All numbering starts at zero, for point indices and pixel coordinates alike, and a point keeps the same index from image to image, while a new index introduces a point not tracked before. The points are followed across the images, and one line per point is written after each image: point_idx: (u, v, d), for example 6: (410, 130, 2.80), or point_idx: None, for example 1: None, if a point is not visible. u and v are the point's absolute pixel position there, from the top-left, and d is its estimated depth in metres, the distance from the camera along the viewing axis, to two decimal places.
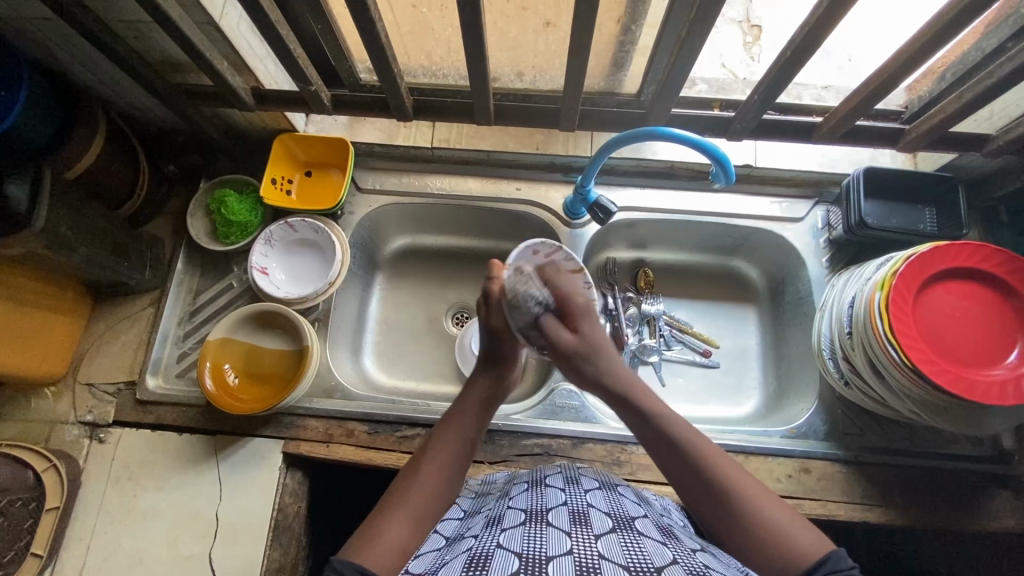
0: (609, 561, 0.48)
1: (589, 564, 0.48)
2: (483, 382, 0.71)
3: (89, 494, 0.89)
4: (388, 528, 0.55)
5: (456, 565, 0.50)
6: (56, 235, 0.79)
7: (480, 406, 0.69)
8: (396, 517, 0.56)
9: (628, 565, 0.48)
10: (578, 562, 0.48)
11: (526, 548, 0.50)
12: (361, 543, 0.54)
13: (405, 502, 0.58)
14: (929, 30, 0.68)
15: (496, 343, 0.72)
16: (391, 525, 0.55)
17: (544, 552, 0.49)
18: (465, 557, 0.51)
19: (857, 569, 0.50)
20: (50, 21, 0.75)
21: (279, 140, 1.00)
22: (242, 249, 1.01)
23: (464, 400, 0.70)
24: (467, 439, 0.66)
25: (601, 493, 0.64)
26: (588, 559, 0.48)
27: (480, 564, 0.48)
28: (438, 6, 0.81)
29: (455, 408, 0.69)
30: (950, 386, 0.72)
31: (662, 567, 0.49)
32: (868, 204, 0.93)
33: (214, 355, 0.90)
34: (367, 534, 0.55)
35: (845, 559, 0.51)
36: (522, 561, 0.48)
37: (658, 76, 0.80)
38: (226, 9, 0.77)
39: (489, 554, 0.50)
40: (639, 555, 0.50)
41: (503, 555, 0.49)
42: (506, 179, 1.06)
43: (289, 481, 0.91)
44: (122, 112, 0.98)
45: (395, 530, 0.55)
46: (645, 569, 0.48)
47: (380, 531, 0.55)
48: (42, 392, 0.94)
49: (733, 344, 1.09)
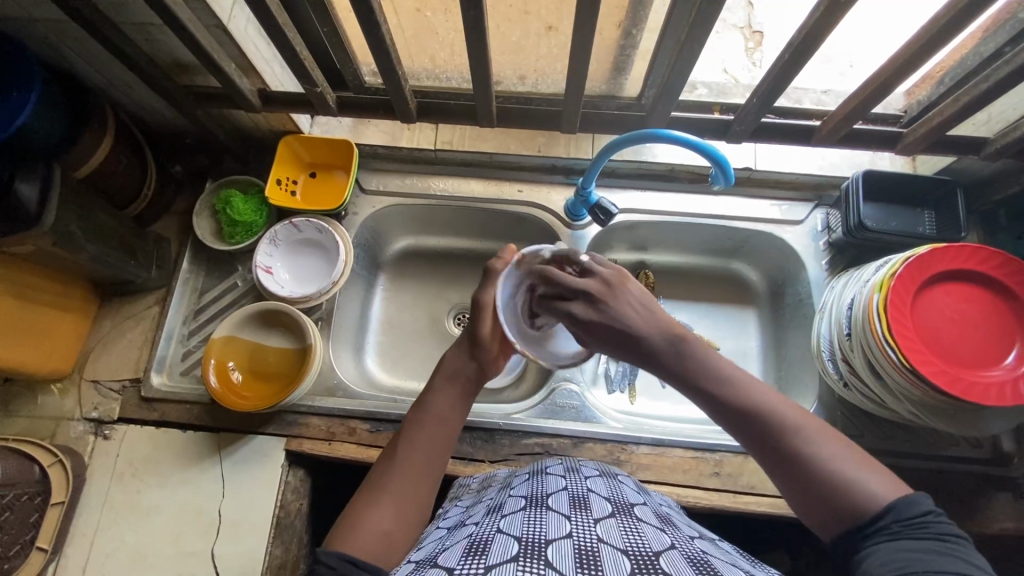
0: (608, 544, 0.49)
1: (588, 547, 0.48)
2: (452, 357, 0.69)
3: (94, 490, 0.90)
4: (371, 514, 0.56)
5: (457, 548, 0.51)
6: (65, 233, 0.80)
7: (450, 379, 0.67)
8: (378, 504, 0.57)
9: (627, 549, 0.49)
10: (577, 545, 0.48)
11: (526, 532, 0.50)
12: (344, 531, 0.55)
13: (386, 487, 0.59)
14: (924, 35, 0.69)
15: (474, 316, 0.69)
16: (374, 511, 0.56)
17: (544, 534, 0.50)
18: (466, 542, 0.52)
19: (933, 514, 0.46)
20: (61, 23, 0.76)
21: (285, 141, 1.01)
22: (247, 249, 1.02)
23: (437, 378, 0.68)
24: (445, 417, 0.65)
25: (600, 480, 0.65)
26: (588, 543, 0.49)
27: (480, 547, 0.49)
28: (442, 10, 0.83)
29: (428, 389, 0.67)
30: (948, 387, 0.73)
31: (661, 551, 0.49)
32: (867, 206, 0.94)
33: (218, 353, 0.92)
34: (349, 521, 0.56)
35: (921, 504, 0.47)
36: (522, 544, 0.48)
37: (658, 80, 0.82)
38: (234, 12, 0.78)
39: (490, 539, 0.51)
40: (637, 540, 0.51)
41: (503, 539, 0.50)
42: (508, 181, 1.07)
43: (292, 479, 0.92)
44: (130, 114, 0.99)
45: (378, 516, 0.56)
46: (643, 552, 0.48)
47: (362, 518, 0.56)
48: (49, 388, 0.95)
49: (734, 346, 1.10)
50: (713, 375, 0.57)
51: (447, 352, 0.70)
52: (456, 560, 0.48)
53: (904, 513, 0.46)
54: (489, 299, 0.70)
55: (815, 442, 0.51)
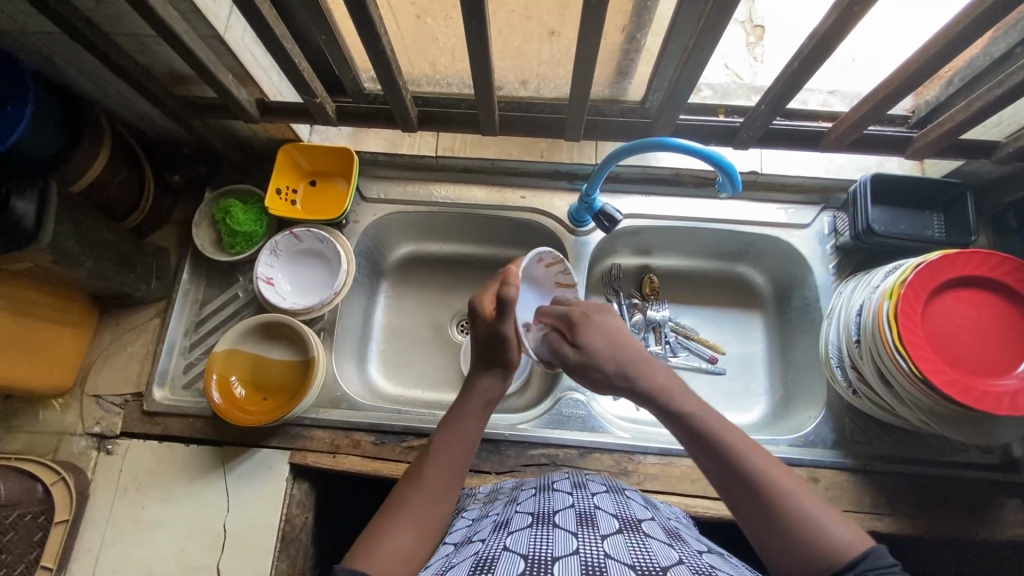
0: (615, 560, 0.49)
1: (595, 563, 0.48)
2: (487, 385, 0.70)
3: (97, 506, 0.89)
4: (392, 534, 0.56)
5: (463, 567, 0.50)
6: (63, 248, 0.79)
7: (483, 409, 0.69)
8: (398, 523, 0.57)
9: (635, 565, 0.48)
10: (584, 561, 0.48)
11: (533, 550, 0.50)
12: (362, 550, 0.54)
13: (406, 507, 0.59)
14: (939, 41, 0.68)
15: (500, 349, 0.69)
16: (393, 530, 0.56)
17: (550, 552, 0.49)
18: (472, 560, 0.51)
19: (899, 566, 0.46)
20: (55, 36, 0.75)
21: (284, 150, 0.99)
22: (247, 259, 1.01)
23: (464, 403, 0.69)
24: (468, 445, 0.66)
25: (607, 496, 0.64)
26: (595, 559, 0.48)
27: (486, 565, 0.49)
28: (442, 16, 0.81)
29: (449, 416, 0.68)
30: (959, 397, 0.72)
31: (669, 566, 0.48)
32: (875, 210, 0.93)
33: (220, 367, 0.91)
34: (368, 541, 0.55)
35: (887, 556, 0.46)
36: (529, 562, 0.48)
37: (665, 83, 0.79)
38: (230, 22, 0.77)
39: (496, 556, 0.50)
40: (645, 556, 0.50)
41: (510, 557, 0.49)
42: (511, 187, 1.06)
43: (297, 492, 0.91)
44: (126, 123, 0.98)
45: (398, 535, 0.56)
46: (651, 567, 0.48)
47: (382, 536, 0.55)
48: (51, 404, 0.94)
49: (740, 351, 1.09)
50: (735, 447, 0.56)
51: (478, 381, 0.70)
52: None
53: (875, 563, 0.46)
54: (510, 329, 0.68)
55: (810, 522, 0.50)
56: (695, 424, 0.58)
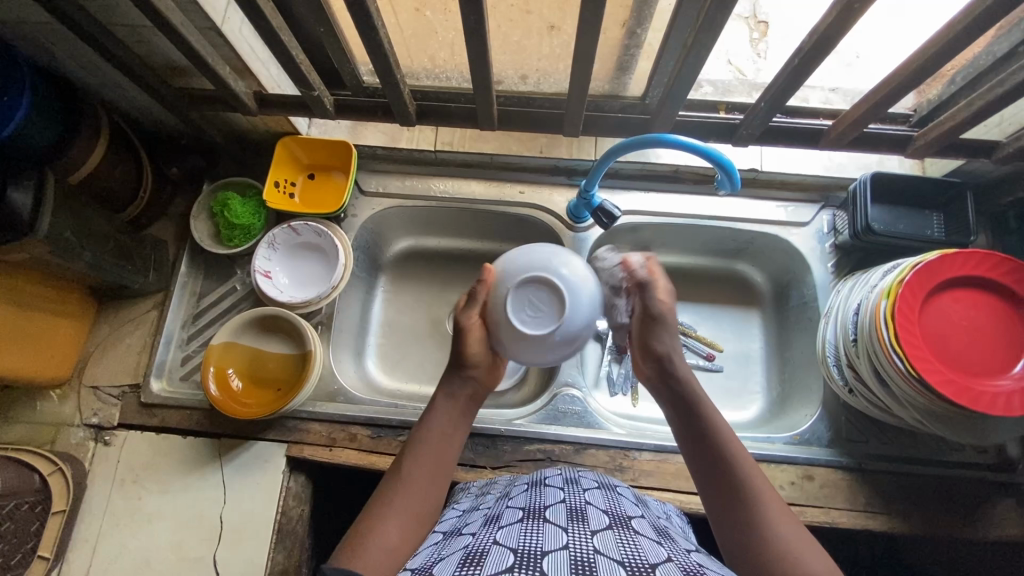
0: (605, 556, 0.49)
1: (584, 559, 0.48)
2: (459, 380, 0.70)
3: (94, 497, 0.90)
4: (379, 529, 0.56)
5: (452, 559, 0.50)
6: (60, 240, 0.79)
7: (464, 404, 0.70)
8: (385, 518, 0.57)
9: (623, 560, 0.48)
10: (573, 557, 0.48)
11: (522, 544, 0.50)
12: (351, 546, 0.55)
13: (393, 501, 0.59)
14: (939, 41, 0.68)
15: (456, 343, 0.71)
16: (381, 525, 0.57)
17: (540, 547, 0.49)
18: (462, 552, 0.51)
19: None
20: (51, 26, 0.74)
21: (282, 142, 0.99)
22: (246, 252, 1.01)
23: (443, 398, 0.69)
24: (449, 438, 0.67)
25: (599, 492, 0.64)
26: (584, 555, 0.48)
27: (475, 559, 0.49)
28: (441, 9, 0.81)
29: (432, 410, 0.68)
30: (956, 397, 0.71)
31: (657, 563, 0.49)
32: (874, 209, 0.92)
33: (218, 360, 0.91)
34: (356, 538, 0.56)
35: None
36: (518, 556, 0.48)
37: (664, 79, 0.79)
38: (228, 13, 0.76)
39: (485, 550, 0.50)
40: (634, 552, 0.50)
41: (499, 551, 0.49)
42: (510, 181, 1.05)
43: (293, 485, 0.92)
44: (124, 114, 0.98)
45: (385, 530, 0.56)
46: (641, 564, 0.48)
47: (370, 531, 0.56)
48: (48, 394, 0.95)
49: (737, 349, 1.09)
50: (729, 457, 0.61)
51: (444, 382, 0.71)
52: (450, 571, 0.48)
53: None
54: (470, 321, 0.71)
55: (780, 535, 0.54)
56: (699, 426, 0.64)
